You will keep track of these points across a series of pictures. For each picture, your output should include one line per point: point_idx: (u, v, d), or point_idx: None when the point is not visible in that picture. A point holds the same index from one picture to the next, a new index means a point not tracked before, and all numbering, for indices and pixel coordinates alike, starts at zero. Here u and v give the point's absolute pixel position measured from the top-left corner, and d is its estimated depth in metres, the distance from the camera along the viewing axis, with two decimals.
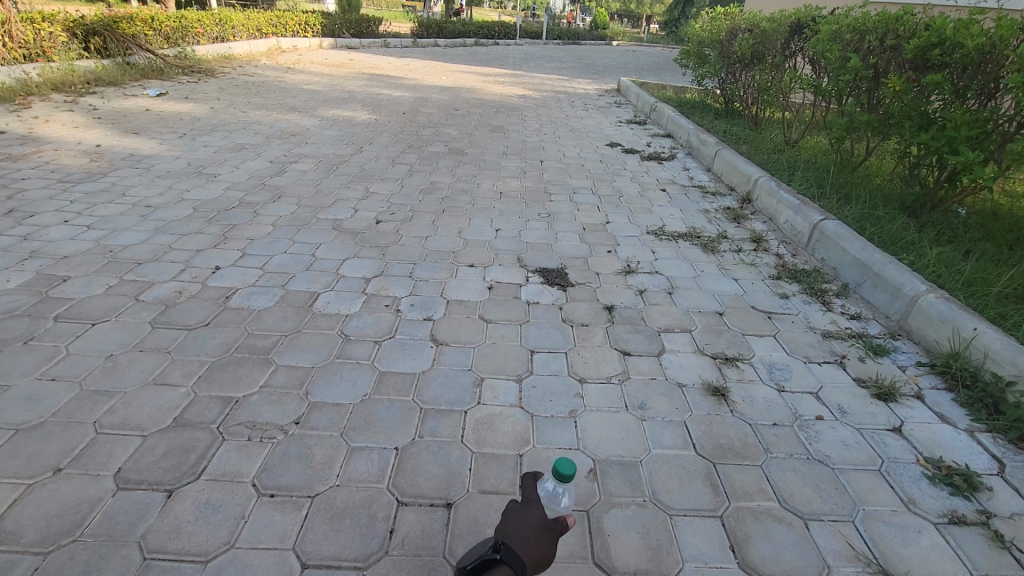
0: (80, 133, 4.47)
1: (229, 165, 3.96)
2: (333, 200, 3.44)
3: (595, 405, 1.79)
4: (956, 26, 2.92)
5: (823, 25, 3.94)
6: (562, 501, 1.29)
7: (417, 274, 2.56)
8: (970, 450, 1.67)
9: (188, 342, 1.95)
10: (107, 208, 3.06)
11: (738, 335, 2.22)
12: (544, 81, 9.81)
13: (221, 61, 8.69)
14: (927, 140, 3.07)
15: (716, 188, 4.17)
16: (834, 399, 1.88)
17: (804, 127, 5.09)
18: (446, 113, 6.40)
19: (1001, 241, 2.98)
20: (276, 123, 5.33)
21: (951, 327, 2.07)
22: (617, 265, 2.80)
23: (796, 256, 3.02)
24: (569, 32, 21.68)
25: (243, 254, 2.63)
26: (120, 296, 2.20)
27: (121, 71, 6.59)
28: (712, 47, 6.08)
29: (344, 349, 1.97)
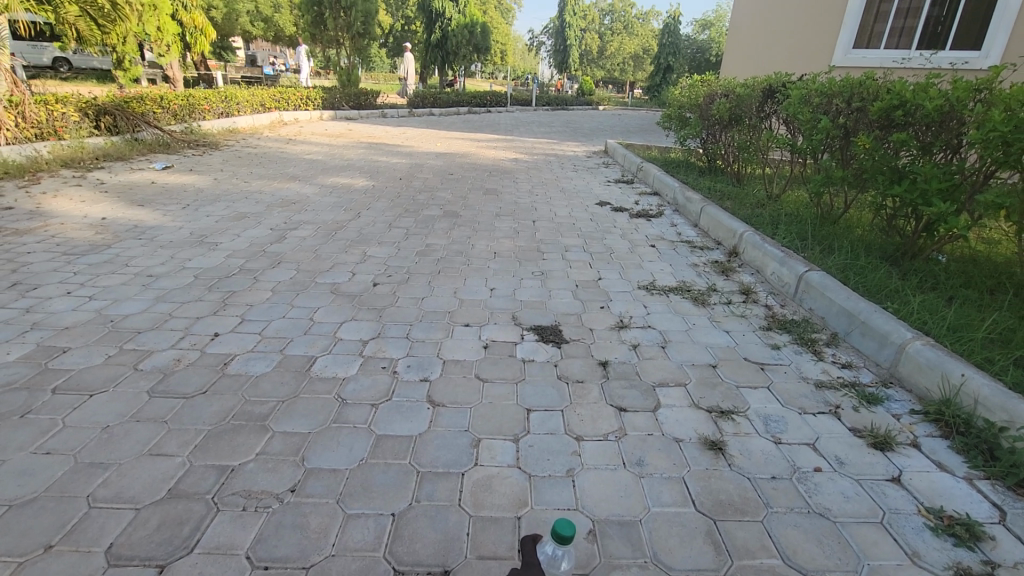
0: (87, 206, 4.63)
1: (230, 234, 4.08)
2: (331, 264, 3.53)
3: (593, 462, 1.78)
4: (915, 89, 3.15)
5: (793, 90, 4.22)
6: (563, 565, 1.27)
7: (414, 335, 2.60)
8: (970, 498, 1.66)
9: (185, 411, 1.95)
10: (109, 278, 3.13)
11: (732, 388, 2.25)
12: (535, 145, 10.26)
13: (225, 135, 9.09)
14: (900, 193, 3.22)
15: (703, 243, 4.30)
16: (832, 450, 1.88)
17: (784, 183, 5.31)
18: (441, 178, 6.66)
19: (983, 288, 3.05)
20: (278, 192, 5.53)
21: (939, 374, 2.11)
22: (610, 321, 2.85)
23: (784, 307, 3.09)
24: (557, 99, 22.87)
25: (242, 320, 2.67)
26: (118, 366, 2.22)
27: (128, 147, 6.89)
28: (692, 111, 6.44)
29: (341, 413, 1.98)
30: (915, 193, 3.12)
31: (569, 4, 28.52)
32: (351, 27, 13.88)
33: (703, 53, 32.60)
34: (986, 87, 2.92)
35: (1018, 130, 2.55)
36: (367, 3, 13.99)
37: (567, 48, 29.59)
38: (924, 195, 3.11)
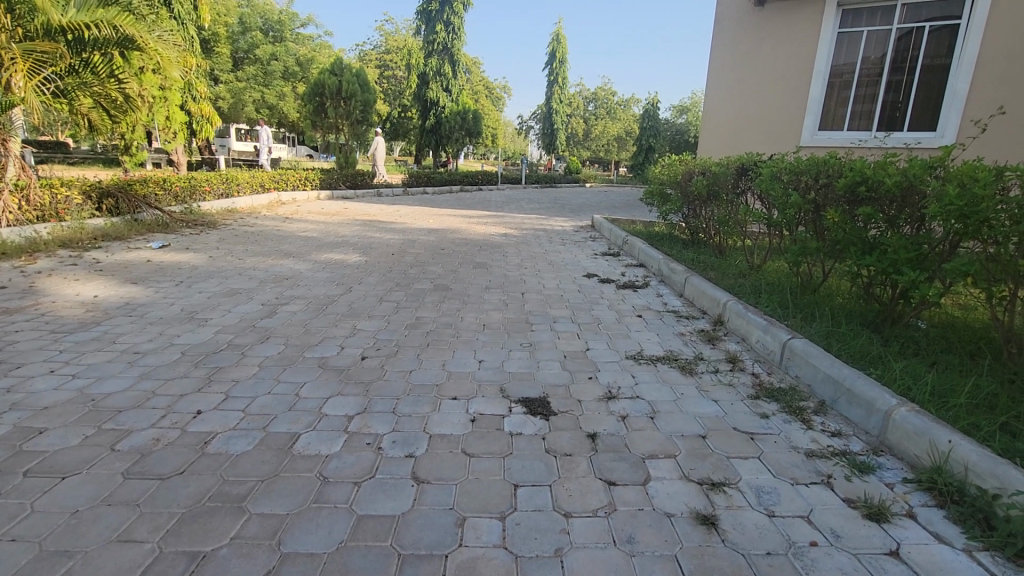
0: (79, 285, 4.67)
1: (221, 310, 4.11)
2: (320, 338, 3.55)
3: (582, 541, 1.72)
4: (875, 168, 3.38)
5: (764, 169, 4.49)
6: None
7: (401, 409, 2.57)
8: (971, 572, 1.61)
9: (159, 493, 1.89)
10: (96, 356, 3.12)
11: (723, 459, 2.21)
12: (524, 221, 10.63)
13: (223, 215, 9.37)
14: (872, 262, 3.34)
15: (689, 312, 4.38)
16: (827, 523, 1.83)
17: (764, 253, 5.50)
18: (433, 252, 6.84)
19: (963, 353, 3.10)
20: (271, 268, 5.64)
21: (927, 441, 2.10)
22: (598, 392, 2.85)
23: (771, 374, 3.11)
24: (546, 177, 23.99)
25: (226, 396, 2.64)
26: (95, 446, 2.17)
27: (127, 227, 7.07)
28: (672, 187, 6.79)
29: (322, 492, 1.92)
30: (886, 262, 3.25)
31: (556, 93, 30.65)
32: (350, 114, 14.75)
33: (682, 135, 34.72)
34: (940, 165, 3.14)
35: (972, 204, 2.71)
36: (366, 94, 14.96)
37: (555, 131, 31.41)
38: (895, 264, 3.24)
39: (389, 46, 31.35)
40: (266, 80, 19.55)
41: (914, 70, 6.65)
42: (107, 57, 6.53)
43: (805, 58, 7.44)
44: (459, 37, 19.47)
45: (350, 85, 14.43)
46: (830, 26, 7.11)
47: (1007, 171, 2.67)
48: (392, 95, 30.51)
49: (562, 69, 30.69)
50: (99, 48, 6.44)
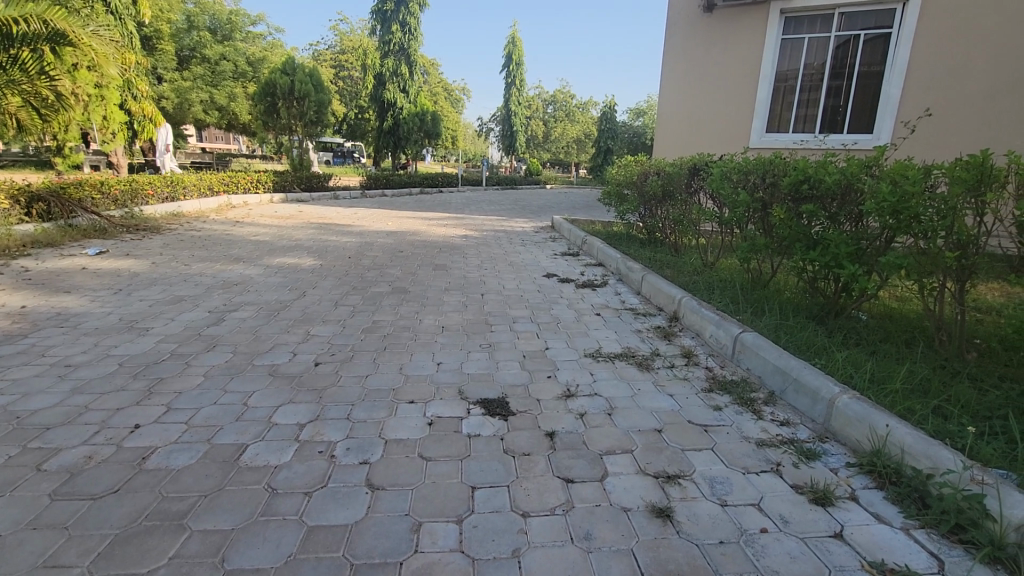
0: (4, 295, 4.34)
1: (164, 318, 3.90)
2: (271, 345, 3.42)
3: (540, 540, 1.71)
4: (816, 167, 3.53)
5: (714, 169, 4.63)
6: None
7: (356, 415, 2.50)
8: (909, 549, 1.69)
9: (90, 514, 1.76)
10: (21, 370, 2.89)
11: (678, 452, 2.25)
12: (485, 222, 10.60)
13: (168, 219, 8.93)
14: (816, 257, 3.48)
15: (646, 310, 4.46)
16: (776, 509, 1.88)
17: (717, 251, 5.66)
18: (391, 255, 6.72)
19: (899, 341, 3.27)
20: (220, 274, 5.40)
21: (868, 426, 2.20)
22: (557, 390, 2.85)
23: (724, 367, 3.20)
24: (507, 179, 24.03)
25: (168, 409, 2.50)
26: (18, 467, 2.00)
27: (61, 233, 6.63)
28: (629, 187, 6.91)
29: (270, 505, 1.84)
30: (828, 257, 3.40)
31: (515, 96, 30.79)
32: (304, 115, 14.34)
33: (639, 138, 35.52)
34: (875, 164, 3.31)
35: (904, 200, 2.86)
36: (320, 94, 14.59)
37: (515, 133, 31.51)
38: (836, 258, 3.39)
39: (344, 46, 30.70)
40: (215, 79, 18.79)
41: (852, 76, 7.02)
42: (38, 53, 6.08)
43: (752, 63, 7.71)
44: (416, 38, 19.28)
45: (303, 84, 14.02)
46: (774, 32, 7.41)
47: (933, 170, 2.84)
48: (349, 96, 29.92)
49: (520, 71, 30.84)
50: (28, 43, 5.98)
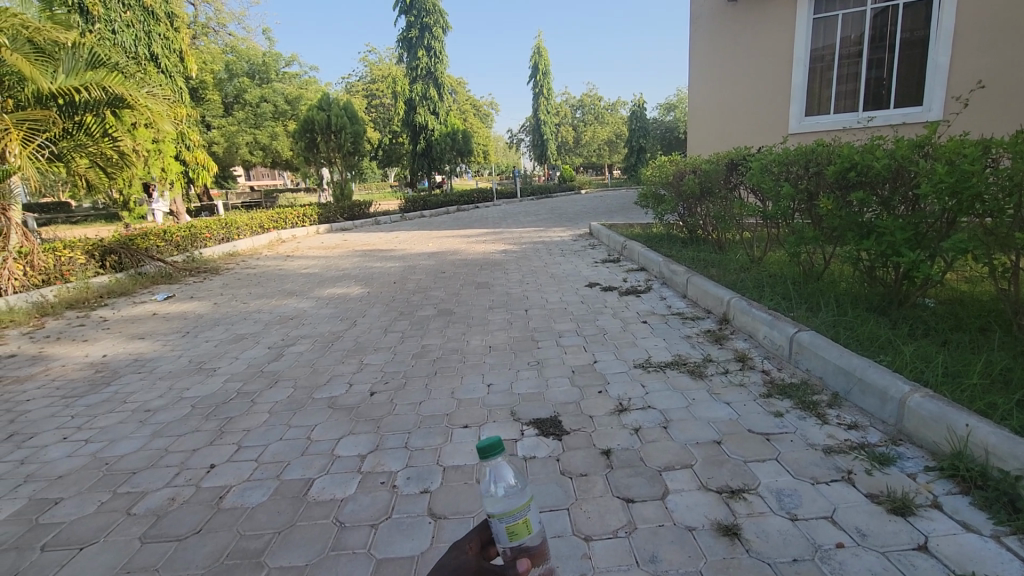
0: (88, 346, 4.72)
1: (228, 358, 4.13)
2: (328, 377, 3.56)
3: (604, 565, 1.70)
4: (862, 152, 3.37)
5: (753, 162, 4.50)
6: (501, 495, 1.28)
7: (413, 443, 2.56)
8: (1003, 560, 1.57)
9: (177, 555, 1.88)
10: (108, 418, 3.13)
11: (741, 464, 2.18)
12: (522, 235, 10.66)
13: (225, 259, 9.46)
14: (871, 246, 3.31)
15: (694, 313, 4.36)
16: (851, 521, 1.80)
17: (763, 245, 5.48)
18: (434, 277, 6.86)
19: (973, 328, 3.07)
20: (276, 309, 5.67)
21: (945, 426, 2.07)
22: (609, 405, 2.83)
23: (781, 370, 3.09)
24: (541, 187, 24.11)
25: (239, 447, 2.64)
26: (111, 512, 2.17)
27: (132, 282, 7.15)
28: (665, 188, 6.79)
29: (340, 538, 1.91)
30: (885, 245, 3.22)
31: (542, 105, 30.94)
32: (342, 147, 14.91)
33: (672, 132, 34.91)
34: (927, 143, 3.14)
35: (964, 179, 2.69)
36: (355, 125, 15.14)
37: (545, 142, 31.62)
38: (893, 245, 3.21)
39: (374, 77, 31.81)
40: (257, 121, 19.86)
41: (893, 46, 6.66)
42: (100, 116, 6.64)
43: (784, 46, 7.47)
44: (441, 60, 19.78)
45: (339, 118, 14.60)
46: (805, 13, 7.16)
47: (993, 145, 2.67)
48: (381, 123, 30.91)
49: (546, 80, 31.01)
50: (90, 109, 6.55)
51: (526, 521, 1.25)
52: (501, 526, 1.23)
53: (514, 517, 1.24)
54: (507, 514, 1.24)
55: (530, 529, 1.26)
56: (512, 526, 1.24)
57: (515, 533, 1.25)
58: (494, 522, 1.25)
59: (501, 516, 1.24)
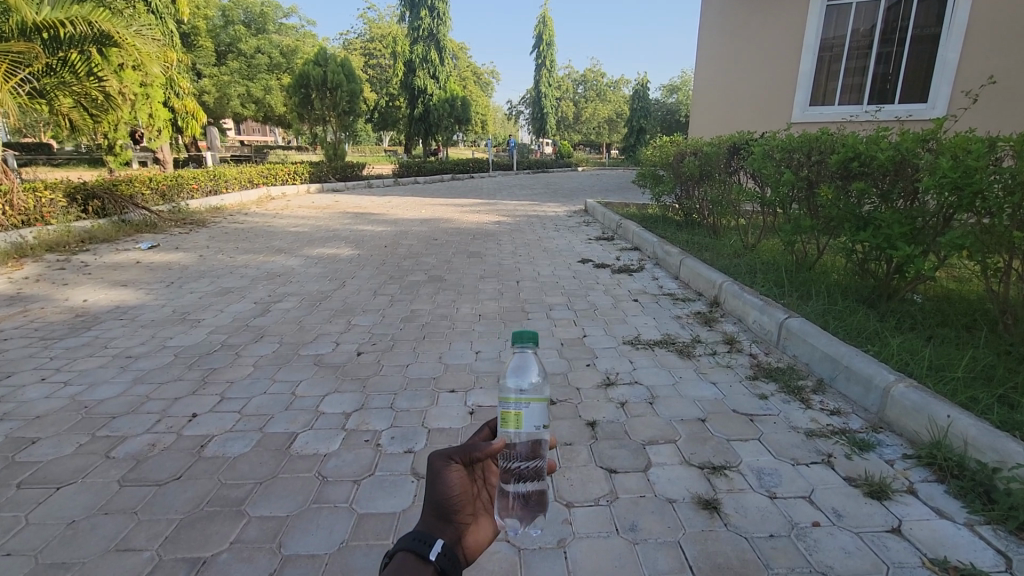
0: (68, 290, 4.60)
1: (213, 310, 4.06)
2: (314, 335, 3.52)
3: (585, 531, 1.71)
4: (867, 142, 3.32)
5: (755, 147, 4.43)
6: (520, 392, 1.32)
7: (398, 404, 2.55)
8: (974, 547, 1.61)
9: (156, 499, 1.87)
10: (87, 362, 3.07)
11: (723, 442, 2.20)
12: (517, 208, 10.53)
13: (212, 212, 9.25)
14: (867, 238, 3.29)
15: (684, 295, 4.37)
16: (829, 502, 1.83)
17: (758, 232, 5.46)
18: (426, 243, 6.77)
19: (959, 325, 3.09)
20: (263, 265, 5.56)
21: (926, 416, 2.11)
22: (596, 379, 2.84)
23: (768, 354, 3.12)
24: (538, 161, 23.77)
25: (222, 398, 2.62)
26: (89, 454, 2.14)
27: (115, 229, 6.96)
28: (664, 168, 6.72)
29: (322, 492, 1.91)
30: (881, 237, 3.21)
31: (545, 77, 30.24)
32: (337, 105, 14.51)
33: (673, 115, 34.67)
34: (932, 138, 3.09)
35: (967, 175, 2.66)
36: (352, 83, 14.72)
37: (545, 116, 31.09)
38: (889, 238, 3.20)
39: (373, 34, 30.88)
40: (251, 73, 19.20)
41: (903, 40, 6.55)
42: (85, 54, 6.34)
43: (796, 32, 7.34)
44: (445, 22, 19.18)
45: (335, 75, 14.17)
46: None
47: (999, 143, 2.63)
48: (379, 84, 30.10)
49: (550, 51, 30.17)
50: (76, 46, 6.24)
51: (519, 416, 1.21)
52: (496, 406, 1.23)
53: (505, 406, 1.21)
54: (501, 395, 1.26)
55: (520, 425, 1.22)
56: (503, 413, 1.22)
57: (508, 423, 1.22)
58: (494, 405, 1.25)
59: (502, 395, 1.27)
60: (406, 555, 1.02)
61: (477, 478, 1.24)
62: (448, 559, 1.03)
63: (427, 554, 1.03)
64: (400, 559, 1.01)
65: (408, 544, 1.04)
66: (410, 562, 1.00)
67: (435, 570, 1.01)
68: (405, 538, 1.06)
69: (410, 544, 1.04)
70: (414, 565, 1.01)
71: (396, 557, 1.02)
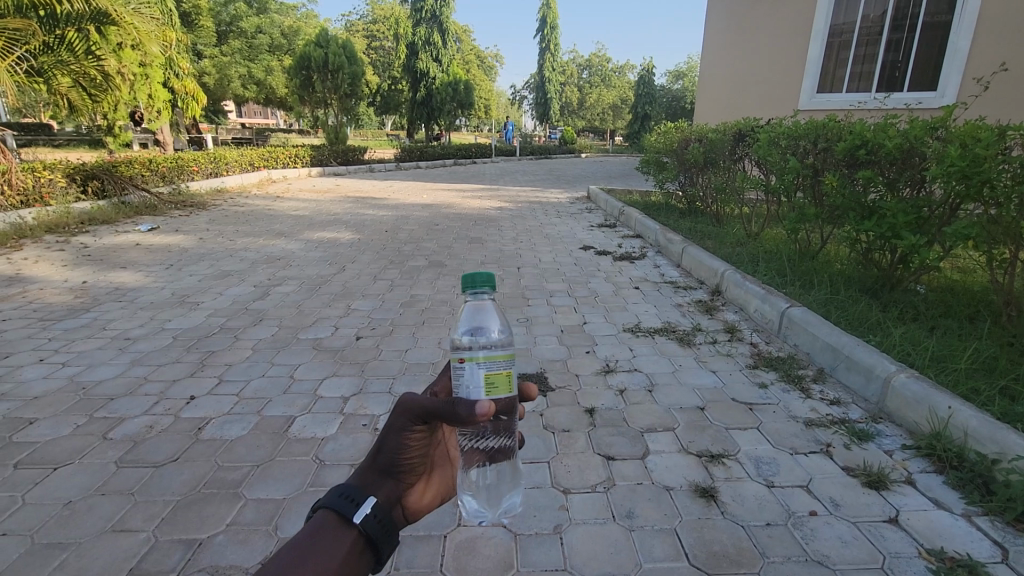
0: (67, 271, 4.59)
1: (212, 293, 4.04)
2: (314, 319, 3.51)
3: (581, 517, 1.71)
4: (875, 130, 3.25)
5: (761, 134, 4.36)
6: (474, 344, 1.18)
7: (396, 389, 2.55)
8: (971, 538, 1.61)
9: (153, 481, 1.87)
10: (86, 343, 3.07)
11: (722, 431, 2.20)
12: (520, 194, 10.44)
13: (212, 195, 9.20)
14: (871, 227, 3.23)
15: (686, 283, 4.34)
16: (826, 492, 1.82)
17: (762, 221, 5.41)
18: (426, 229, 6.72)
19: (962, 317, 3.06)
20: (263, 249, 5.53)
21: (927, 407, 2.09)
22: (595, 366, 2.83)
23: (769, 343, 3.10)
24: (541, 147, 23.55)
25: (220, 380, 2.61)
26: (86, 435, 2.14)
27: (114, 211, 6.92)
28: (668, 155, 6.64)
29: (319, 476, 1.90)
30: (885, 226, 3.15)
31: (548, 61, 29.82)
32: (339, 88, 14.34)
33: (677, 102, 34.33)
34: (942, 126, 3.03)
35: (976, 164, 2.61)
36: (354, 66, 14.53)
37: (549, 101, 30.68)
38: (894, 228, 3.14)
39: (376, 16, 30.64)
40: (252, 54, 18.97)
41: (914, 27, 6.41)
42: (83, 33, 6.28)
43: (806, 17, 7.20)
44: (448, 4, 18.89)
45: (337, 57, 13.97)
46: None
47: (1009, 132, 2.58)
48: (380, 67, 29.73)
49: (554, 35, 29.83)
50: (74, 24, 6.17)
51: (508, 376, 1.05)
52: (479, 371, 1.03)
53: (493, 367, 1.03)
54: (486, 359, 1.03)
55: (510, 387, 1.06)
56: (488, 375, 1.03)
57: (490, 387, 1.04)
58: (470, 367, 1.04)
59: (474, 359, 1.03)
60: (328, 513, 0.99)
61: (436, 431, 1.14)
62: (376, 526, 0.98)
63: (351, 517, 0.98)
64: (320, 517, 0.98)
65: (334, 504, 1.00)
66: (332, 523, 0.97)
67: (360, 533, 0.97)
68: (332, 494, 1.02)
69: (333, 502, 1.00)
70: (336, 526, 0.97)
71: (321, 513, 0.99)
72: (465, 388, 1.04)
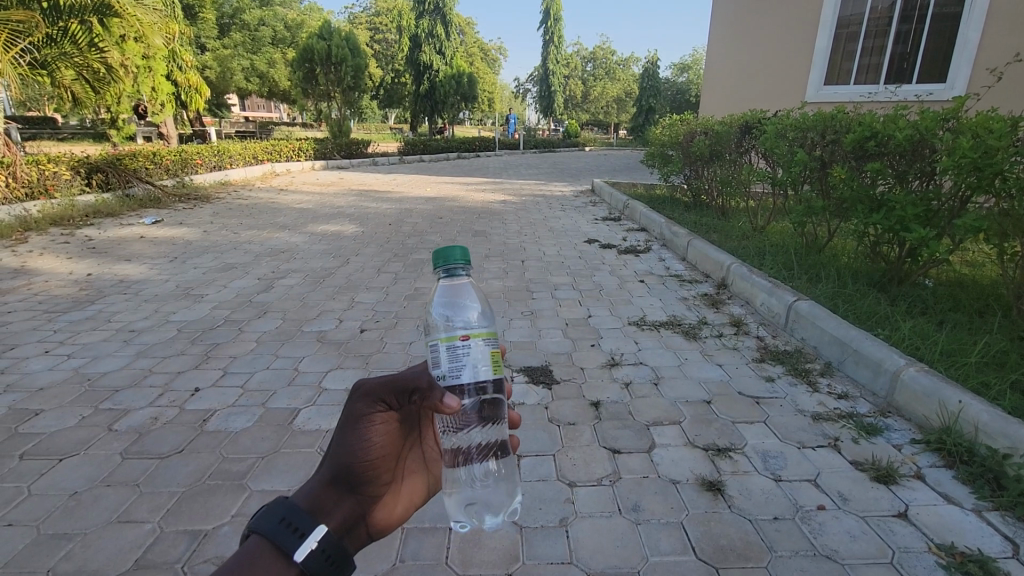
0: (72, 264, 4.59)
1: (217, 285, 4.04)
2: (318, 312, 3.50)
3: (587, 510, 1.70)
4: (885, 121, 3.20)
5: (767, 126, 4.31)
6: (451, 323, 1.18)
7: None
8: (981, 532, 1.59)
9: (158, 472, 1.87)
10: (91, 335, 3.07)
11: (728, 425, 2.18)
12: (523, 187, 10.39)
13: (216, 188, 9.20)
14: (881, 220, 3.19)
15: (691, 277, 4.31)
16: (834, 486, 1.81)
17: (768, 214, 5.36)
18: (430, 222, 6.70)
19: (971, 311, 3.02)
20: (267, 242, 5.52)
21: (936, 401, 2.07)
22: (601, 359, 2.81)
23: (775, 337, 3.08)
24: (545, 141, 23.45)
25: (224, 373, 2.61)
26: (91, 426, 2.14)
27: (118, 204, 6.93)
28: (673, 148, 6.58)
29: None
30: (894, 219, 3.10)
31: (552, 54, 29.62)
32: (342, 81, 14.29)
33: (681, 95, 34.12)
34: (953, 117, 2.99)
35: (988, 156, 2.57)
36: (357, 58, 14.46)
37: (553, 94, 30.48)
38: (902, 221, 3.09)
39: (379, 8, 30.50)
40: (255, 47, 18.93)
41: (924, 17, 6.32)
42: (86, 25, 6.22)
43: (813, 7, 7.12)
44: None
45: (340, 49, 13.89)
46: None
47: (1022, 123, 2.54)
48: (384, 60, 29.61)
49: (558, 27, 29.67)
50: (77, 16, 6.11)
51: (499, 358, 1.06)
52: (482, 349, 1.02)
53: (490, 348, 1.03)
54: (489, 337, 1.03)
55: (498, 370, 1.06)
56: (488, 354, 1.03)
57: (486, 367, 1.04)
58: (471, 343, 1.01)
59: (479, 338, 1.01)
60: (265, 540, 0.88)
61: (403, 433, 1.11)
62: (322, 560, 0.88)
63: (291, 551, 0.87)
64: (257, 544, 0.87)
65: (274, 528, 0.88)
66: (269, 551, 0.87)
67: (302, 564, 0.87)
68: (270, 518, 0.90)
69: (274, 528, 0.88)
70: (275, 555, 0.87)
71: (257, 539, 0.88)
72: (471, 368, 1.01)
